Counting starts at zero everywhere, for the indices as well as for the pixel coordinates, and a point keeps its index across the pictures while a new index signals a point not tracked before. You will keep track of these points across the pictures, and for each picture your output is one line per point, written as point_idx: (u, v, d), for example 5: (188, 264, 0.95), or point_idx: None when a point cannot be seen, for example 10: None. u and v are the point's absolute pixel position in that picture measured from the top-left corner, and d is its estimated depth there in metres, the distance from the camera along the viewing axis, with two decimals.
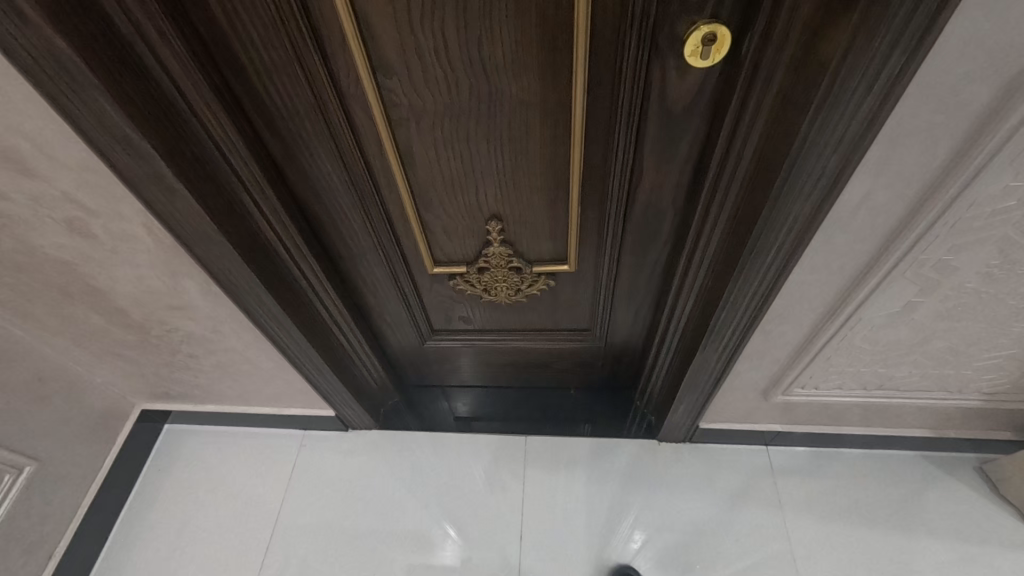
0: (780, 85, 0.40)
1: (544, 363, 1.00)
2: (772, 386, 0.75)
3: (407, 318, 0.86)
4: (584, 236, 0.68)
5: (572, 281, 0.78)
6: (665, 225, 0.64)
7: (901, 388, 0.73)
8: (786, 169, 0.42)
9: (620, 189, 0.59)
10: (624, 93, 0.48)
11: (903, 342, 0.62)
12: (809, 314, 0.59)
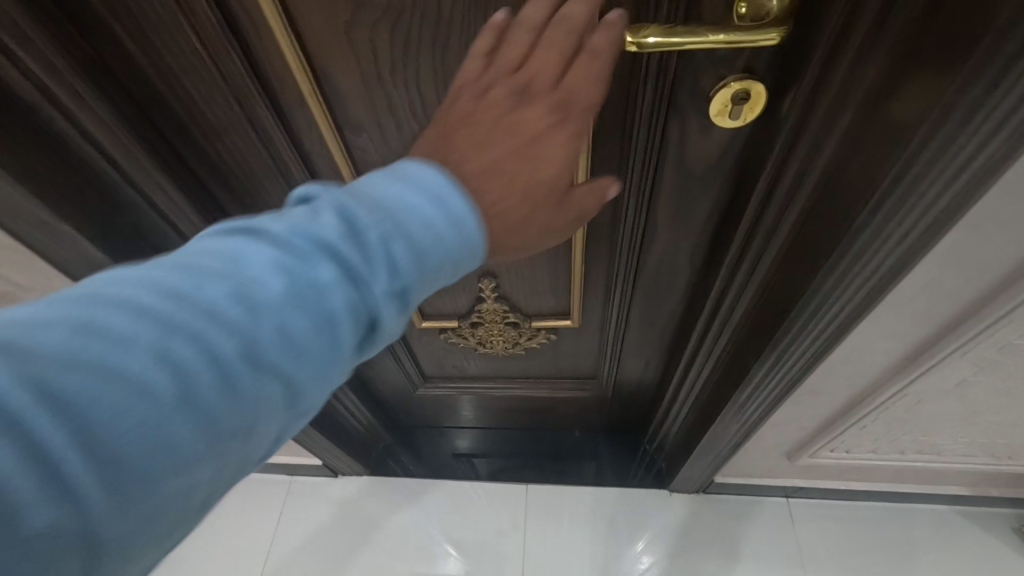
0: (827, 158, 0.33)
1: (545, 410, 0.93)
2: (796, 449, 0.69)
3: (397, 366, 0.80)
4: (587, 292, 0.61)
5: (575, 334, 0.71)
6: (680, 281, 0.57)
7: (941, 453, 0.66)
8: (834, 255, 0.35)
9: (629, 248, 0.52)
10: (636, 153, 0.41)
11: (951, 416, 0.55)
12: (846, 390, 0.52)
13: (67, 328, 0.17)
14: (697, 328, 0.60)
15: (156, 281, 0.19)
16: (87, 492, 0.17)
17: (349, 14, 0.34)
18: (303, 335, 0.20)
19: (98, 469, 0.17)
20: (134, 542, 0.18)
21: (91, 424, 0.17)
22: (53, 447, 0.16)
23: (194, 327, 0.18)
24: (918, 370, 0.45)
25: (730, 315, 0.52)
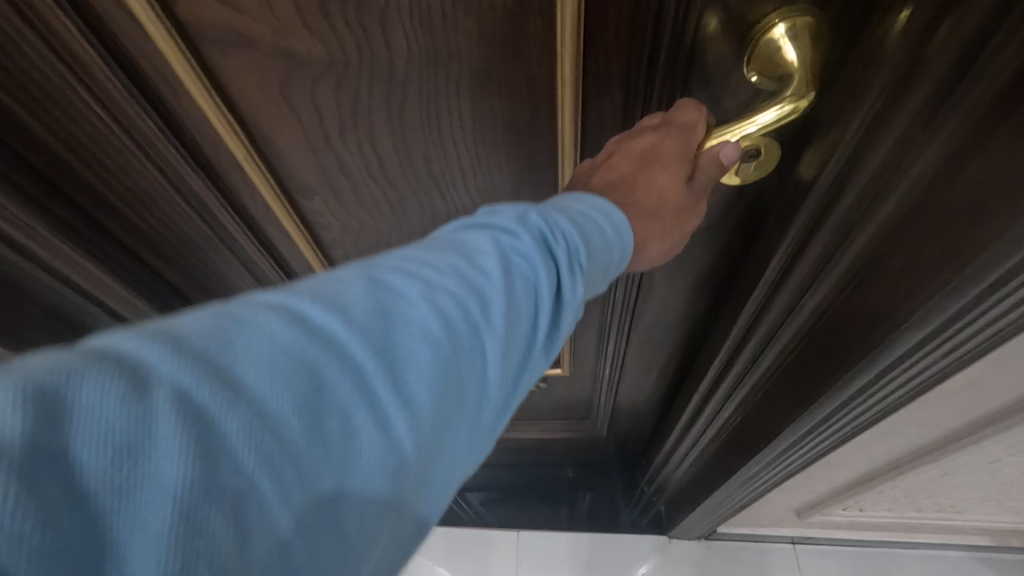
0: (865, 243, 0.29)
1: (535, 453, 0.88)
2: (806, 507, 0.64)
3: None
4: (576, 337, 0.58)
5: (564, 381, 0.68)
6: (680, 335, 0.54)
7: (962, 512, 0.61)
8: (871, 350, 0.31)
9: (623, 302, 0.50)
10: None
11: (978, 487, 0.51)
12: (866, 464, 0.47)
13: (369, 290, 0.20)
14: (700, 385, 0.56)
15: (409, 256, 0.22)
16: (400, 428, 0.18)
17: (293, 73, 0.31)
18: (538, 300, 0.23)
19: (408, 412, 0.19)
20: (419, 493, 0.19)
21: (397, 367, 0.19)
22: (372, 385, 0.18)
23: (450, 283, 0.21)
24: (948, 450, 0.41)
25: (731, 377, 0.49)
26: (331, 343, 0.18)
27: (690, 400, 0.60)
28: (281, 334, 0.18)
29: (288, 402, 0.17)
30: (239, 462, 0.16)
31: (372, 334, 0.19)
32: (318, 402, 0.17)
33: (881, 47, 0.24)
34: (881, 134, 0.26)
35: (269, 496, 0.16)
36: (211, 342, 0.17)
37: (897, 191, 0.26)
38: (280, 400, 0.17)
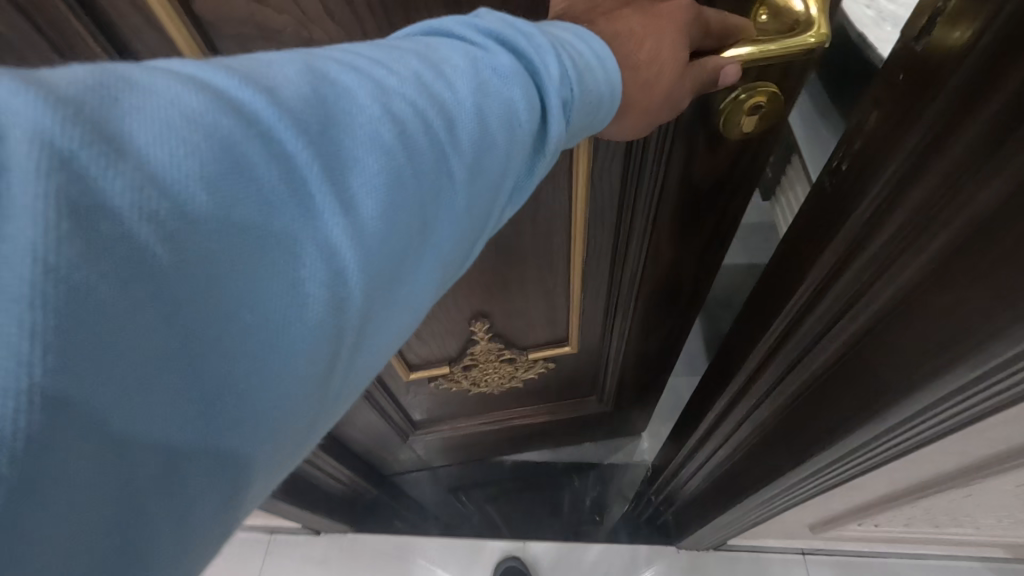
0: (905, 278, 0.31)
1: (543, 440, 0.98)
2: (820, 523, 0.65)
3: (384, 421, 0.84)
4: (587, 285, 0.68)
5: (570, 361, 0.83)
6: (682, 275, 0.67)
7: (980, 526, 0.60)
8: (913, 380, 0.33)
9: (631, 254, 0.62)
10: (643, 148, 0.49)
11: (1002, 503, 0.49)
12: (890, 485, 0.48)
13: (356, 88, 0.23)
14: (720, 400, 0.57)
15: (357, 56, 0.24)
16: (359, 213, 0.21)
17: None
18: (500, 133, 0.26)
19: (371, 200, 0.22)
20: (376, 286, 0.22)
21: (365, 157, 0.22)
22: (341, 169, 0.21)
23: (403, 83, 0.24)
24: (979, 472, 0.41)
25: (753, 392, 0.50)
26: (314, 116, 0.21)
27: (707, 417, 0.61)
28: (273, 98, 0.21)
29: (258, 144, 0.20)
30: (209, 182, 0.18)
31: (348, 124, 0.22)
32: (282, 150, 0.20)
33: (935, 84, 0.26)
34: (927, 169, 0.28)
35: (245, 217, 0.19)
36: (207, 83, 0.20)
37: (942, 231, 0.28)
38: (248, 139, 0.19)
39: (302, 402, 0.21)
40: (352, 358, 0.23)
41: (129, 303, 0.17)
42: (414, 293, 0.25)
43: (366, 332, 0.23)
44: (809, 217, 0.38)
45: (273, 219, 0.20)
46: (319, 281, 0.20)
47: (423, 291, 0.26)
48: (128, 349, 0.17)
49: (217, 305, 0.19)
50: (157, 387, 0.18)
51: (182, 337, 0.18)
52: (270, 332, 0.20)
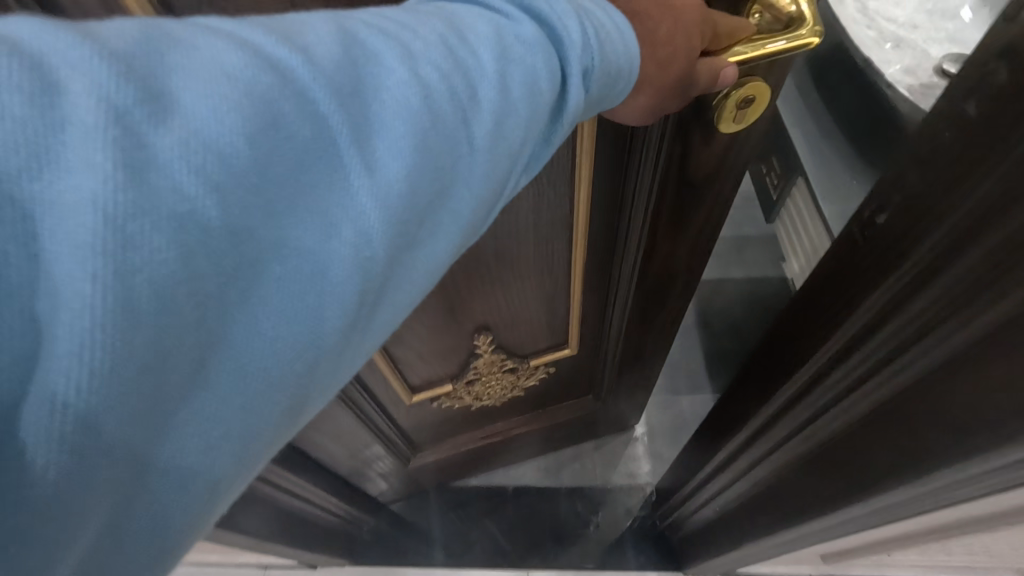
0: (973, 329, 0.31)
1: (546, 442, 1.05)
2: (834, 552, 0.71)
3: (388, 443, 0.86)
4: (586, 286, 0.75)
5: (567, 361, 0.90)
6: (679, 268, 0.71)
7: (988, 556, 0.61)
8: (969, 431, 0.33)
9: (631, 252, 0.67)
10: (635, 161, 0.55)
11: (1008, 532, 0.51)
12: (915, 526, 0.51)
13: (383, 52, 0.23)
14: (755, 408, 0.56)
15: (387, 19, 0.25)
16: (380, 179, 0.22)
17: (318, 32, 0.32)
18: (522, 98, 0.26)
19: (396, 162, 0.22)
20: (395, 247, 0.23)
21: (391, 121, 0.22)
22: (368, 134, 0.22)
23: (429, 46, 0.24)
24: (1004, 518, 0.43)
25: (790, 398, 0.49)
26: (343, 77, 0.22)
27: (740, 428, 0.60)
28: (305, 58, 0.21)
29: (283, 102, 0.20)
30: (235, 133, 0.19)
31: (376, 87, 0.22)
32: (306, 106, 0.21)
33: (999, 146, 0.29)
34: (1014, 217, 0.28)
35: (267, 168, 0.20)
36: (248, 42, 0.20)
37: (1015, 289, 0.29)
38: (272, 93, 0.20)
39: (316, 362, 0.23)
40: (369, 318, 0.24)
41: (177, 262, 0.18)
42: (433, 257, 0.26)
43: (384, 292, 0.24)
44: (865, 244, 0.39)
45: (303, 180, 0.21)
46: (346, 241, 0.22)
47: (444, 255, 0.26)
48: (162, 287, 0.18)
49: (251, 263, 0.20)
50: (184, 349, 0.20)
51: (212, 293, 0.20)
52: (294, 289, 0.21)
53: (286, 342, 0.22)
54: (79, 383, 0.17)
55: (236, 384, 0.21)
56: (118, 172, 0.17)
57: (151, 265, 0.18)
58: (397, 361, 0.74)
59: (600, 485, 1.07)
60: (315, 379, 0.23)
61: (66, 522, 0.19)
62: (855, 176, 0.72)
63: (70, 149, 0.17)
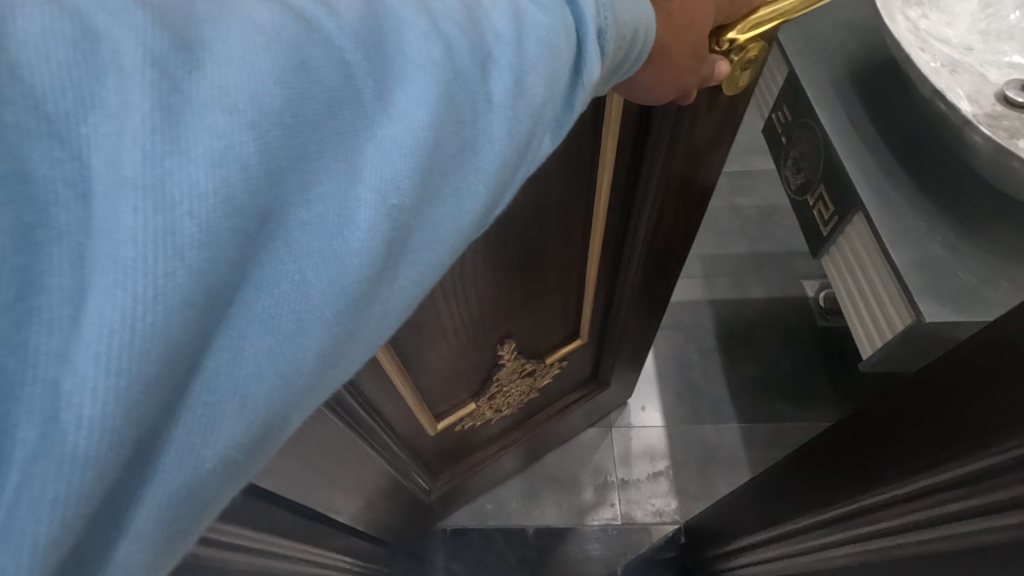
0: None
1: (560, 432, 1.30)
2: None
3: (438, 438, 1.07)
4: (600, 270, 0.87)
5: (577, 354, 1.11)
6: (678, 233, 0.83)
7: None
8: None
9: (643, 225, 0.78)
10: (654, 142, 0.63)
11: None
12: None
13: (403, 4, 0.22)
14: (859, 490, 0.52)
15: None
16: (405, 125, 0.20)
17: None
18: (541, 54, 0.24)
19: (423, 109, 0.21)
20: (416, 201, 0.21)
21: (418, 66, 0.21)
22: (395, 79, 0.21)
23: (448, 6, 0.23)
24: None
25: (907, 488, 0.45)
26: (370, 26, 0.20)
27: (837, 494, 0.56)
28: (330, 7, 0.20)
29: (313, 43, 0.19)
30: (266, 77, 0.18)
31: (403, 35, 0.21)
32: (330, 45, 0.19)
33: None
34: None
35: (301, 116, 0.19)
36: None
37: None
38: (299, 36, 0.19)
39: (338, 334, 0.21)
40: (391, 283, 0.22)
41: (217, 207, 0.17)
42: (460, 218, 0.23)
43: (405, 258, 0.22)
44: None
45: (331, 128, 0.19)
46: (371, 194, 0.20)
47: (467, 218, 0.24)
48: (204, 243, 0.17)
49: (271, 215, 0.19)
50: (215, 315, 0.18)
51: (236, 246, 0.18)
52: (318, 249, 0.20)
53: (307, 307, 0.20)
54: (88, 403, 0.16)
55: (250, 353, 0.19)
56: (152, 112, 0.16)
57: (189, 213, 0.17)
58: (422, 388, 0.89)
59: (617, 476, 1.34)
60: (337, 356, 0.21)
61: (77, 513, 0.17)
62: (925, 220, 0.74)
63: (109, 87, 0.16)
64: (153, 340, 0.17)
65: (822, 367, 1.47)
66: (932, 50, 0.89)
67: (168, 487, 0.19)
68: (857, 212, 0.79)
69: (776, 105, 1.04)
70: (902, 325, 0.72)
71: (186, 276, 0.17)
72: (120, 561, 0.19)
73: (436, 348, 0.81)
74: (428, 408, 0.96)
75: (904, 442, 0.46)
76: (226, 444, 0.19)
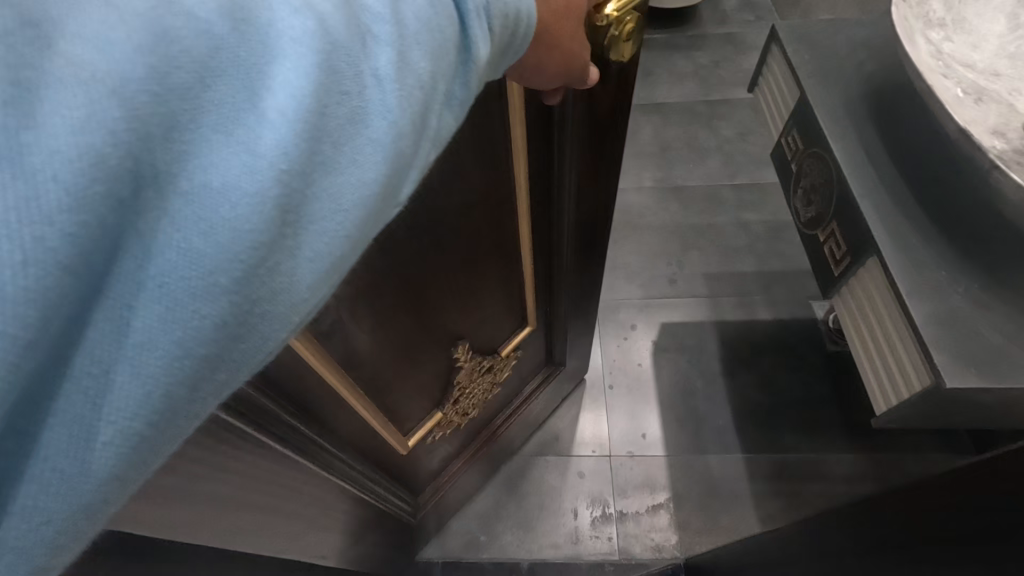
0: None
1: (522, 426, 1.33)
2: None
3: (417, 457, 1.06)
4: (533, 250, 0.90)
5: (530, 340, 1.14)
6: (592, 202, 0.89)
7: None
8: None
9: (560, 197, 0.83)
10: (556, 110, 0.68)
11: None
12: None
13: None
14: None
15: None
16: (283, 96, 0.23)
17: None
18: (416, 29, 0.28)
19: (299, 80, 0.23)
20: (304, 165, 0.23)
21: (291, 44, 0.23)
22: (268, 54, 0.23)
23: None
24: None
25: None
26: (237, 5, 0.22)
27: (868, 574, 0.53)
28: None
29: (179, 23, 0.21)
30: (137, 56, 0.20)
31: (272, 12, 0.23)
32: (198, 25, 0.21)
33: None
34: None
35: (173, 89, 0.20)
36: None
37: None
38: (165, 16, 0.21)
39: (236, 289, 0.23)
40: (289, 243, 0.24)
41: (89, 170, 0.19)
42: (356, 184, 0.26)
43: (302, 220, 0.24)
44: None
45: (206, 100, 0.21)
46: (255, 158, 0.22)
47: (363, 184, 0.26)
48: (77, 209, 0.19)
49: (156, 179, 0.21)
50: (98, 274, 0.20)
51: (118, 205, 0.20)
52: (207, 210, 0.21)
53: (203, 264, 0.22)
54: None
55: (151, 304, 0.21)
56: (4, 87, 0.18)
57: (59, 174, 0.18)
58: (387, 410, 0.87)
59: (615, 509, 1.29)
60: (242, 309, 0.23)
61: None
62: (945, 267, 0.70)
63: None
64: (34, 291, 0.18)
65: (830, 395, 1.40)
66: (957, 78, 0.83)
67: (65, 425, 0.22)
68: (871, 255, 0.74)
69: (785, 130, 0.98)
70: (919, 384, 0.67)
71: (62, 233, 0.18)
72: (33, 475, 0.22)
73: (393, 366, 0.80)
74: (397, 428, 0.93)
75: (954, 530, 0.44)
76: (125, 389, 0.22)
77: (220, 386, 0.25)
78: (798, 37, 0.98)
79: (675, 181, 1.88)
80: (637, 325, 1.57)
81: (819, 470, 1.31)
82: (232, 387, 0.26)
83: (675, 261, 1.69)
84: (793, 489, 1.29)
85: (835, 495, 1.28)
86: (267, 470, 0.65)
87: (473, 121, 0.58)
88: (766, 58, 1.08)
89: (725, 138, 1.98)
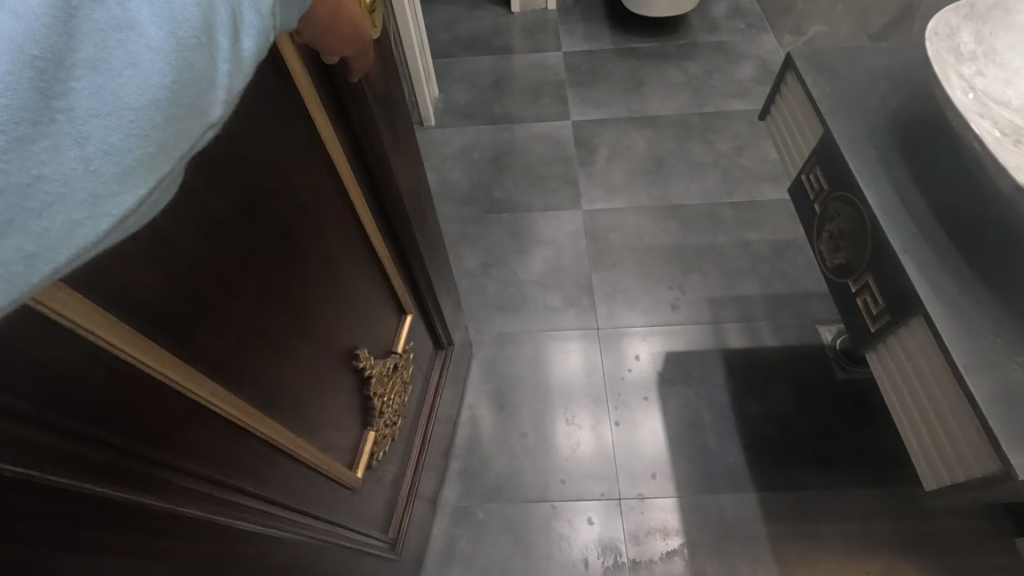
0: None
1: (440, 428, 1.32)
2: None
3: (372, 493, 0.99)
4: (382, 236, 0.87)
5: (416, 328, 1.13)
6: (405, 172, 0.91)
7: None
8: None
9: (382, 176, 0.82)
10: (339, 84, 0.65)
11: None
12: None
13: None
14: None
15: None
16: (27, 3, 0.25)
17: None
18: None
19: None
20: (61, 53, 0.26)
21: None
22: None
23: None
24: None
25: None
26: None
27: None
28: None
29: None
30: None
31: None
32: None
33: None
34: None
35: None
36: None
37: None
38: None
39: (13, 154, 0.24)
40: (64, 123, 0.26)
41: None
42: (132, 86, 0.28)
43: (73, 105, 0.26)
44: None
45: None
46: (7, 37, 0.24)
47: (141, 87, 0.28)
48: None
49: None
50: None
51: None
52: None
53: None
54: None
55: None
56: None
57: None
58: (328, 450, 0.80)
59: (627, 559, 1.23)
60: (24, 176, 0.24)
61: None
62: (1001, 333, 0.64)
63: None
64: None
65: (841, 426, 1.36)
66: (992, 116, 0.77)
67: None
68: (915, 318, 0.68)
69: (806, 167, 0.93)
70: (979, 466, 0.62)
71: None
72: None
73: (314, 399, 0.74)
74: (342, 463, 0.85)
75: None
76: None
77: (15, 264, 0.25)
78: (815, 65, 0.92)
79: (673, 199, 1.82)
80: (641, 355, 1.51)
81: (836, 508, 1.26)
82: (37, 267, 0.26)
83: (677, 285, 1.63)
84: (811, 529, 1.24)
85: (853, 535, 1.23)
86: (236, 564, 0.57)
87: (268, 109, 0.55)
88: (780, 84, 1.02)
89: (721, 153, 1.93)
